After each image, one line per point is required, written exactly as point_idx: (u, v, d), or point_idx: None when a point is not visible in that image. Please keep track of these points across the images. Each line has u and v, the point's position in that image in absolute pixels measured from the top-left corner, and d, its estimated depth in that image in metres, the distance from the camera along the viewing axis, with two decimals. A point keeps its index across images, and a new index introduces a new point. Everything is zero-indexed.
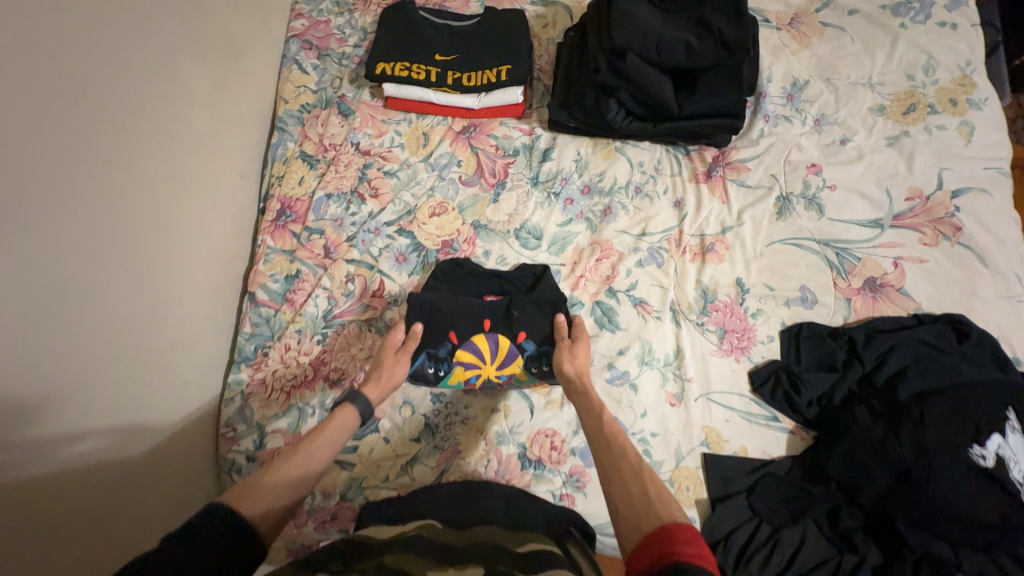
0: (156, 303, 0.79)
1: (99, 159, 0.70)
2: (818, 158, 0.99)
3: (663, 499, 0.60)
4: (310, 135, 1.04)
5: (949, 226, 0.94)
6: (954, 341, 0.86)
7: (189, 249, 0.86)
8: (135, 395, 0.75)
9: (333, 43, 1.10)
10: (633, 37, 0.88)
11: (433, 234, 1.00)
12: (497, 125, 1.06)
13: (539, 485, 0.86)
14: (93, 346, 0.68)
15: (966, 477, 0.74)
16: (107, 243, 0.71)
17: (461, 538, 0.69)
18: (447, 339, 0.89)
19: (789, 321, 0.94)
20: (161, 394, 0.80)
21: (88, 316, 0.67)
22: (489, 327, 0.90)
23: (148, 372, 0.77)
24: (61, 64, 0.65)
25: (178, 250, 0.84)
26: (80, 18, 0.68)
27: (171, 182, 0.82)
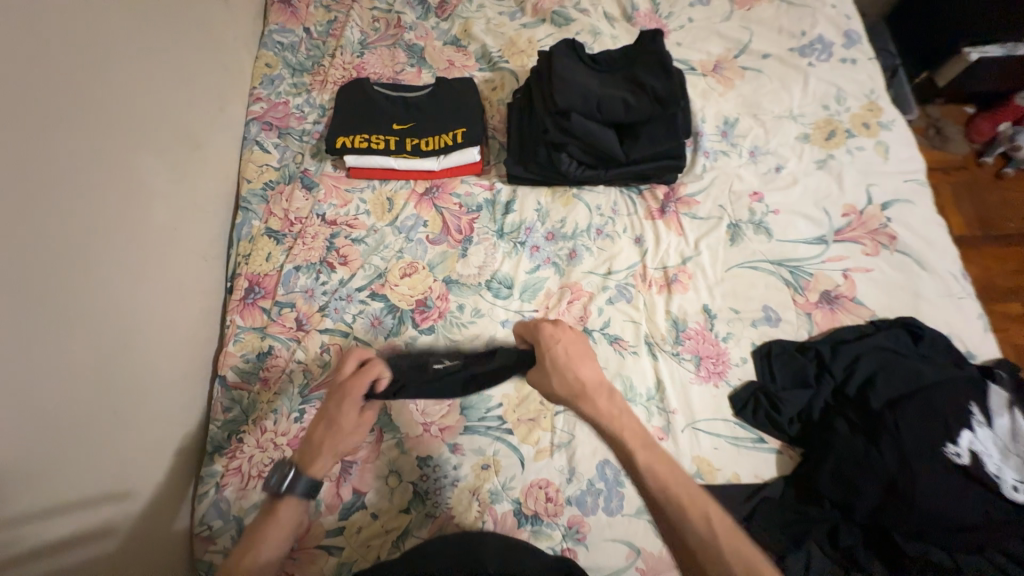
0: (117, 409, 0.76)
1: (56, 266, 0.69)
2: (758, 185, 1.07)
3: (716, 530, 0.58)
4: (275, 211, 1.06)
5: (886, 235, 1.02)
6: (910, 343, 0.92)
7: (150, 348, 0.84)
8: (92, 467, 0.71)
9: (293, 122, 1.15)
10: (574, 99, 0.95)
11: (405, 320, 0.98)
12: (458, 183, 1.10)
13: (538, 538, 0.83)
14: (47, 466, 0.64)
15: (947, 478, 0.77)
16: (65, 353, 0.68)
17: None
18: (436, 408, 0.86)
19: (759, 341, 0.97)
20: (116, 549, 0.73)
21: (37, 435, 0.63)
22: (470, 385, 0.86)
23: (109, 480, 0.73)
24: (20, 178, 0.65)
25: (142, 346, 0.82)
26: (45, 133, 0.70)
27: (128, 280, 0.81)
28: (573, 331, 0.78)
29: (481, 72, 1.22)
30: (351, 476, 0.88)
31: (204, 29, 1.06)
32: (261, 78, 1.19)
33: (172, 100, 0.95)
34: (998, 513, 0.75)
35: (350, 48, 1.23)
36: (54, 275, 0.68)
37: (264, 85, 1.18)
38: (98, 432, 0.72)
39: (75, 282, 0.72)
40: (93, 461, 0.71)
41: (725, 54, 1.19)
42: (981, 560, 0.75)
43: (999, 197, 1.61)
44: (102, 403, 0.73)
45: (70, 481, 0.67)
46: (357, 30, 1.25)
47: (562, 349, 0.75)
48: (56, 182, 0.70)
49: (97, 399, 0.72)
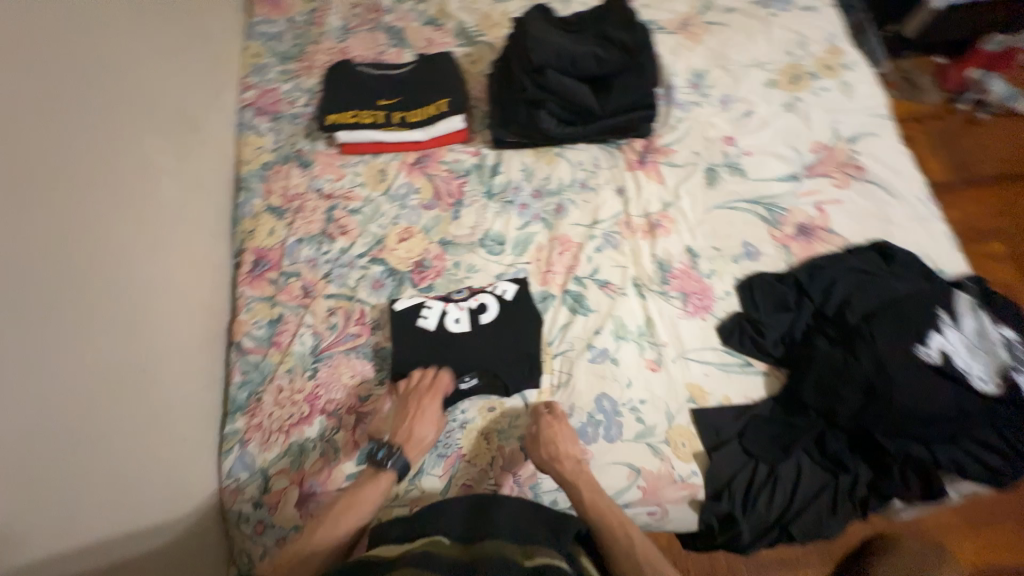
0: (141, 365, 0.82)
1: (67, 234, 0.76)
2: (730, 131, 1.12)
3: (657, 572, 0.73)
4: (274, 189, 1.11)
5: (853, 168, 1.08)
6: (882, 263, 0.97)
7: (170, 312, 0.91)
8: (119, 416, 0.77)
9: (284, 106, 1.20)
10: (548, 55, 1.03)
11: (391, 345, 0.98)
12: (446, 151, 1.16)
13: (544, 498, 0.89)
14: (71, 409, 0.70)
15: (924, 375, 0.83)
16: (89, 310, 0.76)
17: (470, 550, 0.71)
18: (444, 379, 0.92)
19: (741, 275, 1.02)
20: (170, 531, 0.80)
21: (62, 380, 0.70)
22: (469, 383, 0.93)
23: (143, 430, 0.80)
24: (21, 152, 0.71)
25: (159, 312, 0.89)
26: (42, 113, 0.76)
27: (143, 250, 0.88)
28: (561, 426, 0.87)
29: (460, 47, 1.28)
30: (366, 426, 0.92)
31: (195, 23, 1.13)
32: (251, 67, 1.25)
33: (162, 87, 1.02)
34: (969, 404, 0.81)
35: (333, 34, 1.28)
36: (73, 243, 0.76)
37: (254, 74, 1.24)
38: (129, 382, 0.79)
39: (86, 251, 0.78)
40: (122, 412, 0.77)
41: (691, 12, 1.25)
42: (955, 449, 0.82)
43: (978, 142, 1.61)
44: (127, 359, 0.80)
45: (103, 428, 0.74)
46: (338, 17, 1.31)
47: (555, 470, 0.83)
48: (54, 157, 0.76)
49: (125, 354, 0.80)
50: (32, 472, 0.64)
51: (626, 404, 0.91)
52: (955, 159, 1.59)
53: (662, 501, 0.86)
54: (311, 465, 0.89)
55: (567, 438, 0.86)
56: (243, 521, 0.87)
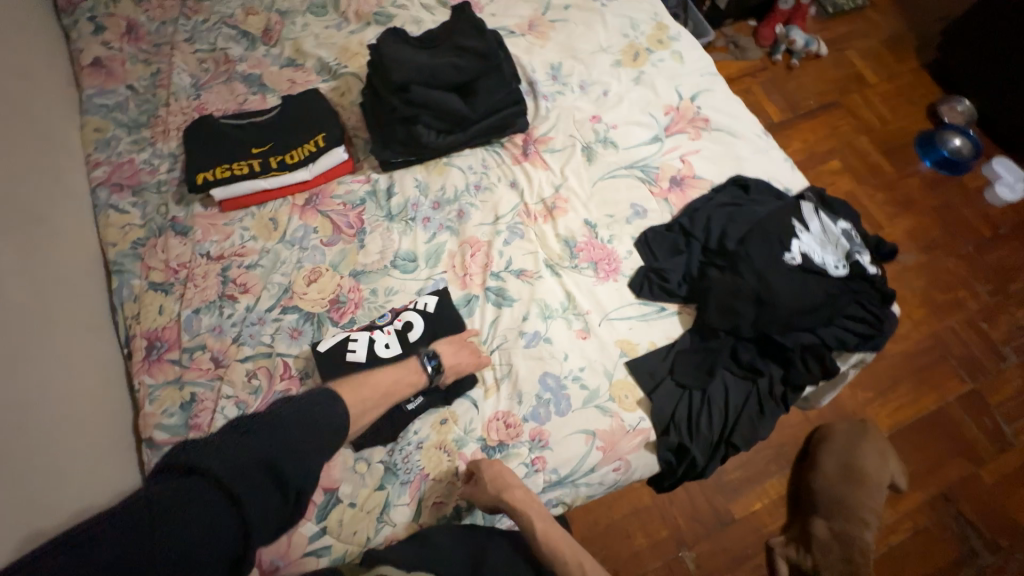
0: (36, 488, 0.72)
1: None
2: (595, 110, 1.23)
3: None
4: (154, 264, 1.02)
5: (701, 121, 1.23)
6: (743, 194, 1.13)
7: (59, 425, 0.80)
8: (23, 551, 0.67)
9: (144, 176, 1.11)
10: (410, 72, 1.06)
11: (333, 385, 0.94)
12: (336, 185, 1.14)
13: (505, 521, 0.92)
14: None
15: (793, 276, 0.98)
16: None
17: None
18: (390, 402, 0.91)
19: (637, 233, 1.12)
20: None
21: None
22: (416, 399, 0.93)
23: None
24: None
25: (48, 423, 0.78)
26: None
27: (14, 362, 0.77)
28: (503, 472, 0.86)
29: (325, 82, 1.27)
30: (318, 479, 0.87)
31: (15, 106, 1.01)
32: (94, 143, 1.14)
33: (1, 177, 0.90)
34: (834, 289, 0.97)
35: (183, 92, 1.22)
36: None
37: (100, 149, 1.13)
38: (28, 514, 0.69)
39: None
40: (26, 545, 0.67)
41: (534, 13, 1.36)
42: (834, 329, 0.97)
43: (796, 85, 1.90)
44: (22, 483, 0.70)
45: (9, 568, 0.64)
46: (185, 74, 1.24)
47: (505, 507, 0.83)
48: None
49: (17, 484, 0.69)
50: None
51: (568, 376, 0.96)
52: (782, 101, 1.86)
53: (622, 454, 0.92)
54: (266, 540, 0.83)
55: (502, 471, 0.86)
56: None
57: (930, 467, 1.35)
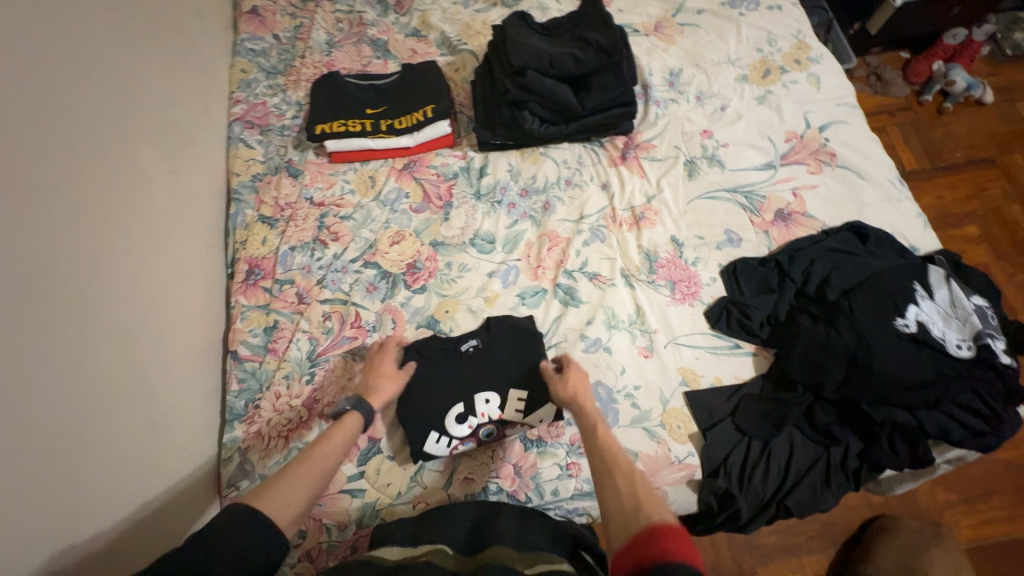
0: (143, 373, 0.83)
1: (84, 238, 0.78)
2: (707, 125, 1.17)
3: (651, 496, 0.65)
4: (266, 200, 1.13)
5: (826, 154, 1.12)
6: (858, 243, 1.02)
7: (168, 324, 0.92)
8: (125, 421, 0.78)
9: (273, 119, 1.23)
10: (528, 57, 1.06)
11: (401, 339, 1.00)
12: (434, 156, 1.19)
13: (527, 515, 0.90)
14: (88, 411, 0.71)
15: (899, 344, 0.88)
16: (94, 317, 0.76)
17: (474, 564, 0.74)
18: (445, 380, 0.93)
19: (725, 262, 1.06)
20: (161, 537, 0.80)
21: (78, 383, 0.71)
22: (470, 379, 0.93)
23: (143, 433, 0.81)
24: (46, 160, 0.73)
25: (159, 320, 0.90)
26: (61, 121, 0.77)
27: (141, 259, 0.89)
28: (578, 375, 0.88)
29: (444, 56, 1.32)
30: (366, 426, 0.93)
31: (186, 40, 1.16)
32: (238, 83, 1.27)
33: (163, 100, 1.04)
34: (947, 370, 0.86)
35: (318, 48, 1.32)
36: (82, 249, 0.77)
37: (242, 88, 1.26)
38: (135, 390, 0.81)
39: (98, 256, 0.80)
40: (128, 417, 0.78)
41: (663, 14, 1.30)
42: (939, 414, 0.86)
43: (947, 132, 1.66)
44: (132, 365, 0.81)
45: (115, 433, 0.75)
46: (323, 31, 1.34)
47: (575, 409, 0.83)
48: (70, 162, 0.78)
49: (132, 363, 0.82)
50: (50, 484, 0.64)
51: (621, 391, 0.93)
52: (925, 149, 1.64)
53: (660, 484, 0.88)
54: None
55: (580, 381, 0.87)
56: None
57: None
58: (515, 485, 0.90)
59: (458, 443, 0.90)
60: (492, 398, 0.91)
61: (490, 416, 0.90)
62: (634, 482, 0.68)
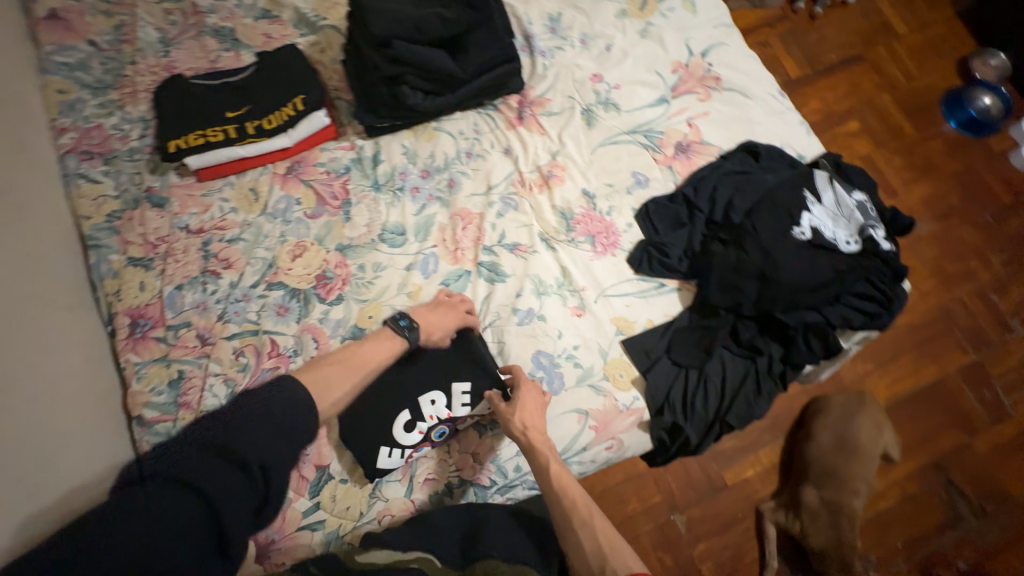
0: (36, 461, 0.72)
1: None
2: (596, 68, 1.14)
3: (612, 539, 0.72)
4: (132, 239, 0.99)
5: (712, 80, 1.14)
6: (753, 162, 1.06)
7: (37, 407, 0.75)
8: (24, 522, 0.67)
9: (116, 143, 1.05)
10: (390, 24, 0.96)
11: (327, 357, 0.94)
12: (319, 152, 1.08)
13: (497, 498, 0.90)
14: None
15: (800, 251, 0.94)
16: None
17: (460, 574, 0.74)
18: (382, 389, 0.88)
19: (638, 205, 1.06)
20: None
21: None
22: (411, 381, 0.89)
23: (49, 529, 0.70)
24: None
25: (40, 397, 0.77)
26: None
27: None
28: (527, 402, 0.85)
29: (304, 37, 1.17)
30: (309, 456, 0.87)
31: None
32: (59, 107, 1.06)
33: None
34: (842, 266, 0.93)
35: (150, 49, 1.13)
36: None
37: (65, 113, 1.06)
38: (13, 494, 0.66)
39: None
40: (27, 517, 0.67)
41: None
42: (840, 306, 0.94)
43: (819, 36, 1.74)
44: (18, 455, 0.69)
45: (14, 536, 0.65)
46: (151, 29, 1.15)
47: (527, 444, 0.81)
48: None
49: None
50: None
51: (562, 355, 0.94)
52: (802, 56, 1.72)
53: (615, 434, 0.91)
54: None
55: (534, 410, 0.84)
56: None
57: (922, 437, 1.36)
58: (477, 473, 0.90)
59: (412, 450, 0.87)
60: (438, 398, 0.88)
61: (438, 416, 0.87)
62: (597, 535, 0.72)
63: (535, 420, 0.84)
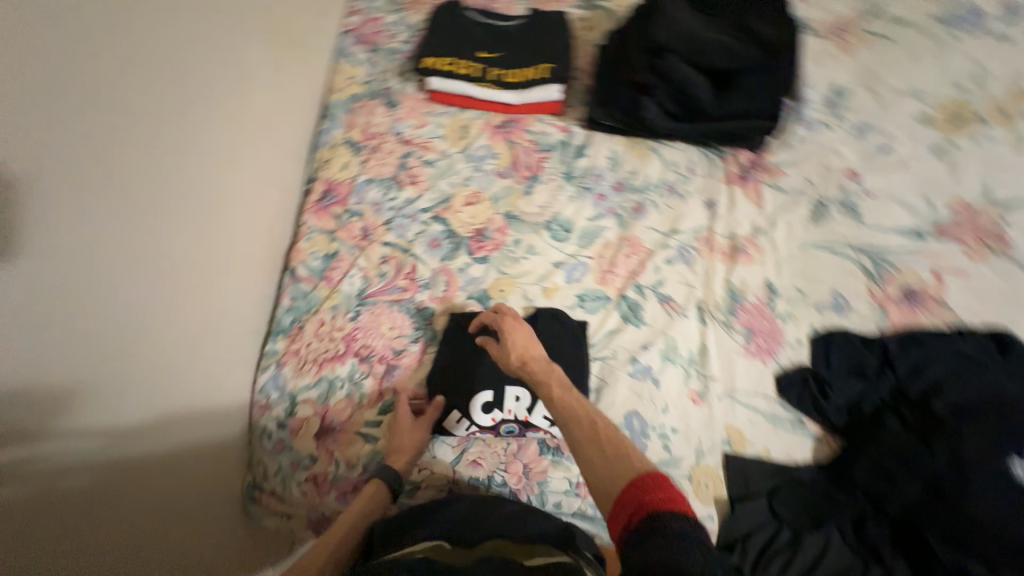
0: (208, 275, 0.85)
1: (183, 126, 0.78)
2: (858, 164, 1.01)
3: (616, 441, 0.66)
4: (356, 123, 1.12)
5: (993, 237, 0.92)
6: (997, 356, 0.83)
7: (226, 236, 0.89)
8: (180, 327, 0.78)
9: (383, 39, 1.21)
10: (674, 38, 0.99)
11: (449, 303, 0.97)
12: (534, 120, 1.10)
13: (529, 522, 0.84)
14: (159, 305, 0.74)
15: (1007, 487, 0.72)
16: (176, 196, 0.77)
17: (471, 555, 0.66)
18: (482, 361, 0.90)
19: (820, 327, 0.91)
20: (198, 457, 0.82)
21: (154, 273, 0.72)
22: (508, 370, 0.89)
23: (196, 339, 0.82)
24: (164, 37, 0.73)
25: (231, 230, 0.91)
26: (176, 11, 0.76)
27: (206, 162, 0.83)
28: (514, 331, 0.84)
29: (578, 9, 1.21)
30: (394, 377, 0.93)
31: None
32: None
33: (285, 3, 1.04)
34: None
35: None
36: (129, 135, 0.67)
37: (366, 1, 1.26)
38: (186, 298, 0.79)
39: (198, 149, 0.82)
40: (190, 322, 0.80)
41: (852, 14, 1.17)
42: None
43: None
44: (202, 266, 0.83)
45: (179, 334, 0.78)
46: None
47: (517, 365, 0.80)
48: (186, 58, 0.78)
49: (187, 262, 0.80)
50: (79, 370, 0.61)
51: (655, 429, 0.86)
52: None
53: None
54: (336, 402, 0.91)
55: (522, 337, 0.84)
56: (266, 437, 0.91)
57: None
58: (519, 483, 0.86)
59: (477, 429, 0.87)
60: (522, 397, 0.87)
61: (515, 414, 0.86)
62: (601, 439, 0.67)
63: (525, 343, 0.82)
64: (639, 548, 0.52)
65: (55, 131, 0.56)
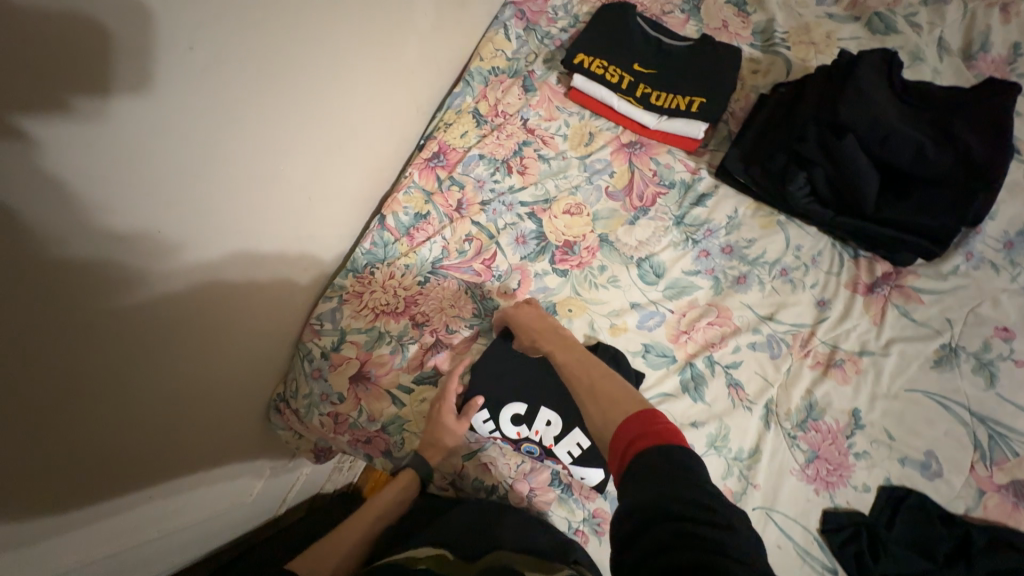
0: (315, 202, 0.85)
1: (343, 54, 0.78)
2: (1014, 323, 0.89)
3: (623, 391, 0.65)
4: (489, 96, 1.11)
5: None
6: None
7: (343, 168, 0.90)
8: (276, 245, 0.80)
9: (543, 21, 1.20)
10: (861, 119, 0.91)
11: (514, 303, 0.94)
12: (663, 151, 1.05)
13: None
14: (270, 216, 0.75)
15: None
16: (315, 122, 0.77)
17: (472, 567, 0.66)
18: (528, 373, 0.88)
19: (896, 480, 0.80)
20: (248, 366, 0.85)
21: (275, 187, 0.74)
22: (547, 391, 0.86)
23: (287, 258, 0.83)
24: None
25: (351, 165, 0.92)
26: None
27: (352, 95, 0.84)
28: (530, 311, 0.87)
29: (752, 49, 1.15)
30: (438, 355, 0.90)
31: None
32: None
33: None
34: None
35: None
36: (295, 35, 0.67)
37: None
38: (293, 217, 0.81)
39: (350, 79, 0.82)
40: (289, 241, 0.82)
41: None
42: None
43: None
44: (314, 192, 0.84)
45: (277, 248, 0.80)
46: None
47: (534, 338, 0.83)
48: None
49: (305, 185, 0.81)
50: (191, 257, 0.63)
51: None
52: None
53: None
54: (380, 355, 0.89)
55: (536, 316, 0.86)
56: (309, 359, 0.91)
57: None
58: (521, 502, 0.85)
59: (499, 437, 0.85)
60: (552, 423, 0.83)
61: (540, 437, 0.83)
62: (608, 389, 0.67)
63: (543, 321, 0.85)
64: (635, 484, 0.50)
65: (236, 16, 0.57)
